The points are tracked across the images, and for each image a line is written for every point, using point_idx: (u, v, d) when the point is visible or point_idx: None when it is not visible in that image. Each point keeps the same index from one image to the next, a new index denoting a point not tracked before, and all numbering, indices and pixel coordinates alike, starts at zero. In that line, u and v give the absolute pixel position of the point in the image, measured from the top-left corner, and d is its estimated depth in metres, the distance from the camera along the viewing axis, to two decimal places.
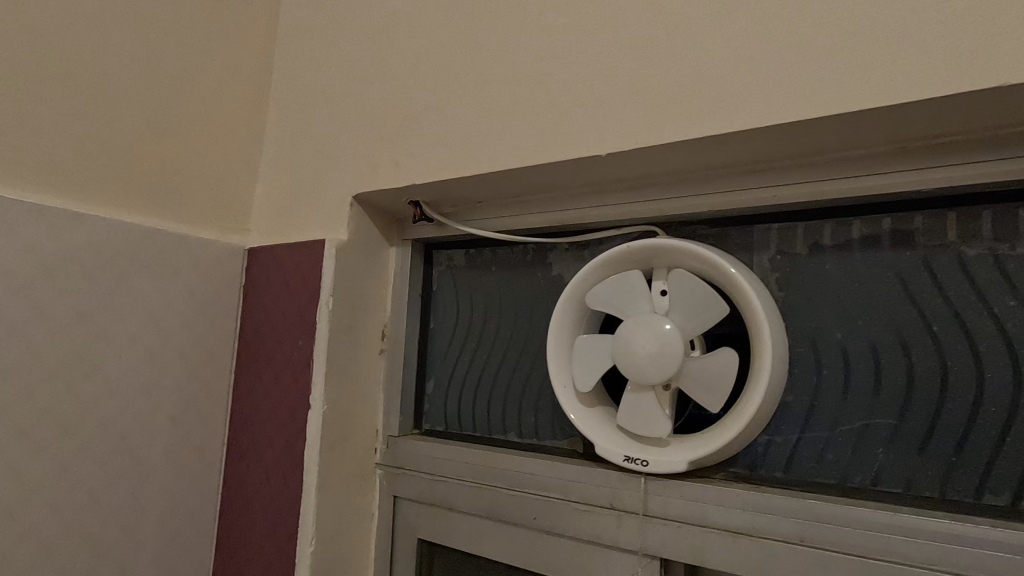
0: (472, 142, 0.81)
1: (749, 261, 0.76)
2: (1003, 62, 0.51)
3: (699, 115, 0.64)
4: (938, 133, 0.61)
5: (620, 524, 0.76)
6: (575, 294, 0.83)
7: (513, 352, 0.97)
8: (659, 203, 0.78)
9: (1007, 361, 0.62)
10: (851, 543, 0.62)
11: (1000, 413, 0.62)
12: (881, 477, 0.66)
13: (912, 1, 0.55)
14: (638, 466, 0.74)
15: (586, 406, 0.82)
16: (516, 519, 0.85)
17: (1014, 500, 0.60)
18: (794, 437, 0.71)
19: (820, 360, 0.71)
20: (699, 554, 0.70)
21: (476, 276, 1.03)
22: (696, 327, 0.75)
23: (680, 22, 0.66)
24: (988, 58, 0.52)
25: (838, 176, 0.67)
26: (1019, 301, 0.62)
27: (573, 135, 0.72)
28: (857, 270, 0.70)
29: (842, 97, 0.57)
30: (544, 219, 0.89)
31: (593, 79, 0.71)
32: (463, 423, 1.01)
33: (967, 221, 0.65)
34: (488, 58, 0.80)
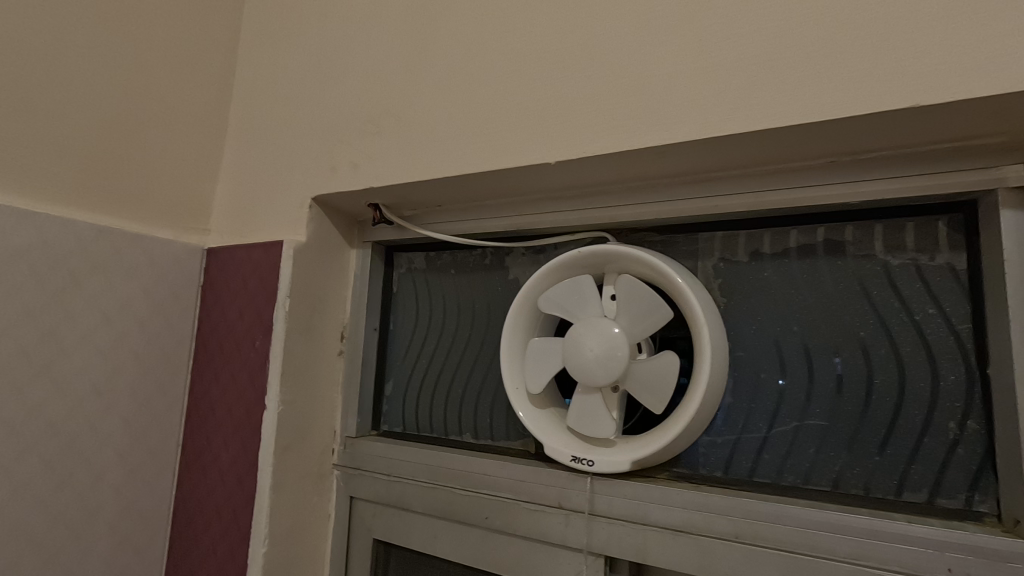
0: (428, 147, 0.82)
1: (694, 267, 0.79)
2: (919, 83, 0.53)
3: (642, 127, 0.66)
4: (865, 148, 0.63)
5: (567, 523, 0.78)
6: (528, 297, 0.85)
7: (470, 354, 0.99)
8: (609, 210, 0.81)
9: (926, 365, 0.65)
10: (780, 539, 0.65)
11: (920, 415, 0.65)
12: (811, 475, 0.69)
13: (838, 21, 0.57)
14: (584, 465, 0.76)
15: (537, 407, 0.84)
16: (468, 519, 0.86)
17: (931, 497, 0.63)
18: (733, 437, 0.74)
19: (758, 363, 0.74)
20: (640, 552, 0.72)
21: (436, 279, 1.04)
22: (642, 330, 0.77)
23: (625, 35, 0.68)
24: (906, 79, 0.54)
25: (775, 187, 0.69)
26: (938, 309, 0.65)
27: (524, 143, 0.73)
28: (793, 277, 0.73)
29: (773, 113, 0.59)
30: (500, 224, 0.90)
31: (544, 88, 0.73)
32: (420, 424, 1.02)
33: (892, 232, 0.68)
34: (444, 66, 0.82)
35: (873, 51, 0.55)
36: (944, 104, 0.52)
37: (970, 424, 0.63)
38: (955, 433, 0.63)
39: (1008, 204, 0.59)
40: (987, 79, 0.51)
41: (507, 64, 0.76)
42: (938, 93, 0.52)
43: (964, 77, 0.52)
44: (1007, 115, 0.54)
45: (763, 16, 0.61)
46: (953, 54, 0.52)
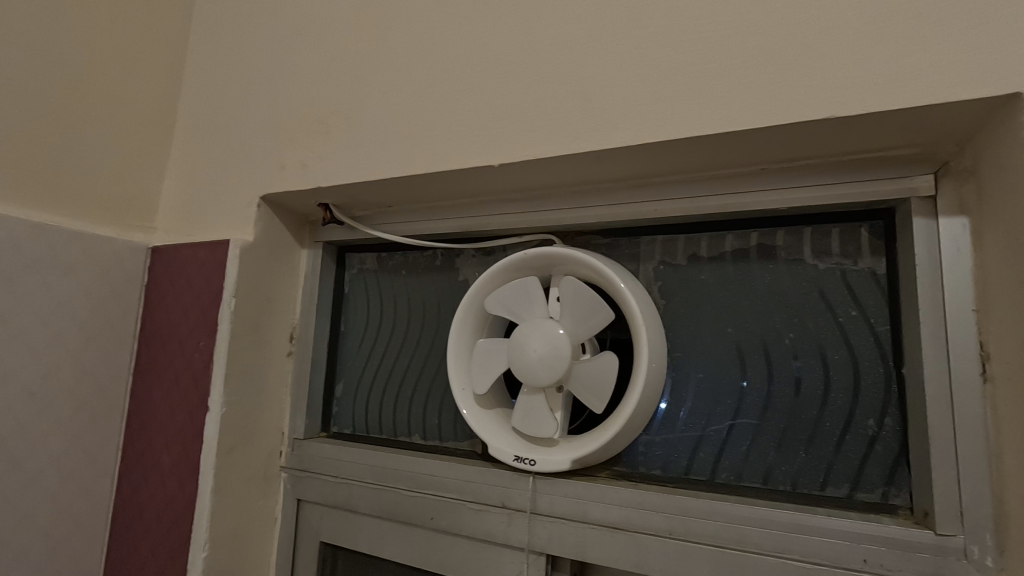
0: (376, 147, 0.82)
1: (636, 269, 0.81)
2: (837, 95, 0.55)
3: (581, 131, 0.66)
4: (792, 158, 0.65)
5: (510, 522, 0.79)
6: (475, 299, 0.85)
7: (420, 356, 0.99)
8: (555, 213, 0.82)
9: (849, 365, 0.68)
10: (711, 534, 0.67)
11: (842, 413, 0.68)
12: (743, 472, 0.71)
13: (764, 33, 0.59)
14: (527, 465, 0.77)
15: (483, 407, 0.85)
16: (414, 519, 0.86)
17: (851, 491, 0.66)
18: (670, 436, 0.76)
19: (695, 363, 0.76)
20: (580, 549, 0.74)
21: (387, 280, 1.04)
22: (585, 331, 0.79)
23: (566, 41, 0.69)
24: (826, 90, 0.55)
25: (710, 193, 0.71)
26: (860, 311, 0.68)
27: (469, 146, 0.74)
28: (728, 280, 0.76)
29: (701, 121, 0.60)
30: (449, 225, 0.91)
31: (489, 90, 0.73)
32: (370, 425, 1.02)
33: (819, 238, 0.71)
34: (392, 68, 0.82)
35: (799, 62, 0.57)
36: (861, 116, 0.54)
37: (887, 422, 0.66)
38: (873, 430, 0.66)
39: (919, 212, 0.62)
40: (897, 92, 0.53)
41: (454, 68, 0.76)
42: (856, 104, 0.54)
43: (881, 90, 0.53)
44: (919, 129, 0.57)
45: (698, 25, 0.62)
46: (869, 66, 0.54)
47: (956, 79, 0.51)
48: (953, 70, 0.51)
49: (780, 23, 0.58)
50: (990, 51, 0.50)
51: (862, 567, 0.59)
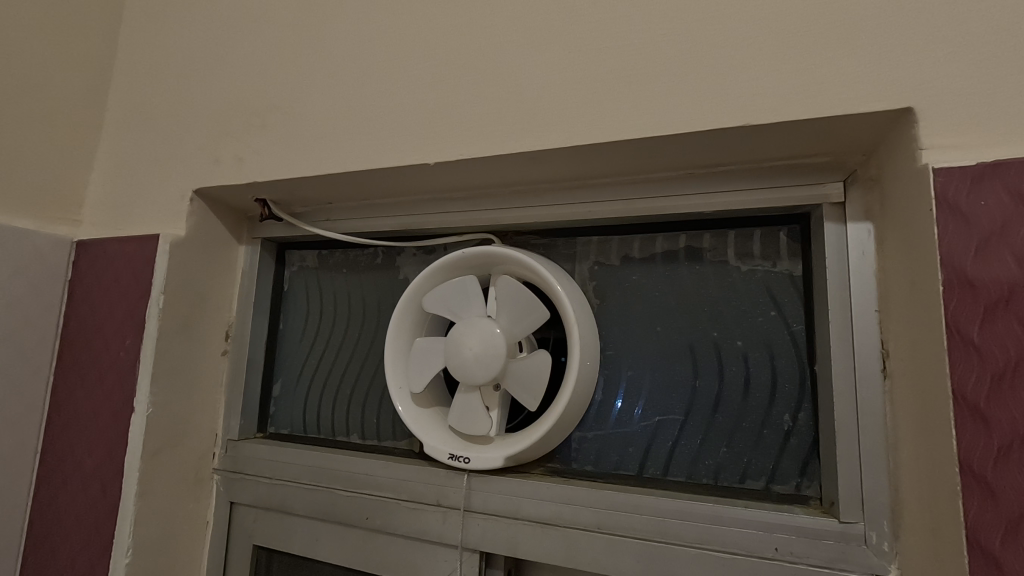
0: (312, 143, 0.80)
1: (572, 269, 0.83)
2: (754, 103, 0.57)
3: (515, 131, 0.67)
4: (716, 163, 0.68)
5: (445, 520, 0.79)
6: (413, 298, 0.85)
7: (359, 354, 0.98)
8: (493, 213, 0.82)
9: (767, 363, 0.71)
10: (636, 527, 0.68)
11: (761, 409, 0.71)
12: (670, 467, 0.74)
13: (690, 41, 0.60)
14: (461, 463, 0.78)
15: (420, 405, 0.84)
16: (348, 520, 0.85)
17: (768, 483, 0.69)
18: (602, 433, 0.78)
19: (626, 361, 0.78)
20: (512, 546, 0.74)
21: (328, 277, 1.03)
22: (520, 330, 0.80)
23: (500, 42, 0.69)
24: (745, 98, 0.57)
25: (641, 196, 0.73)
26: (778, 312, 0.72)
27: (406, 144, 0.73)
28: (659, 280, 0.78)
29: (630, 124, 0.61)
30: (389, 223, 0.90)
31: (426, 88, 0.73)
32: (308, 425, 1.00)
33: (742, 240, 0.74)
34: (331, 62, 0.80)
35: (721, 70, 0.58)
36: (775, 125, 0.56)
37: (801, 416, 0.69)
38: (789, 424, 0.69)
39: (830, 218, 0.65)
40: (807, 102, 0.55)
41: (392, 64, 0.76)
42: (772, 112, 0.56)
43: (795, 99, 0.55)
44: (829, 139, 0.60)
45: (630, 30, 0.63)
46: (785, 75, 0.56)
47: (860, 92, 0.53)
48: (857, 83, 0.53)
49: (707, 30, 0.60)
50: (891, 66, 0.52)
51: (774, 555, 0.62)
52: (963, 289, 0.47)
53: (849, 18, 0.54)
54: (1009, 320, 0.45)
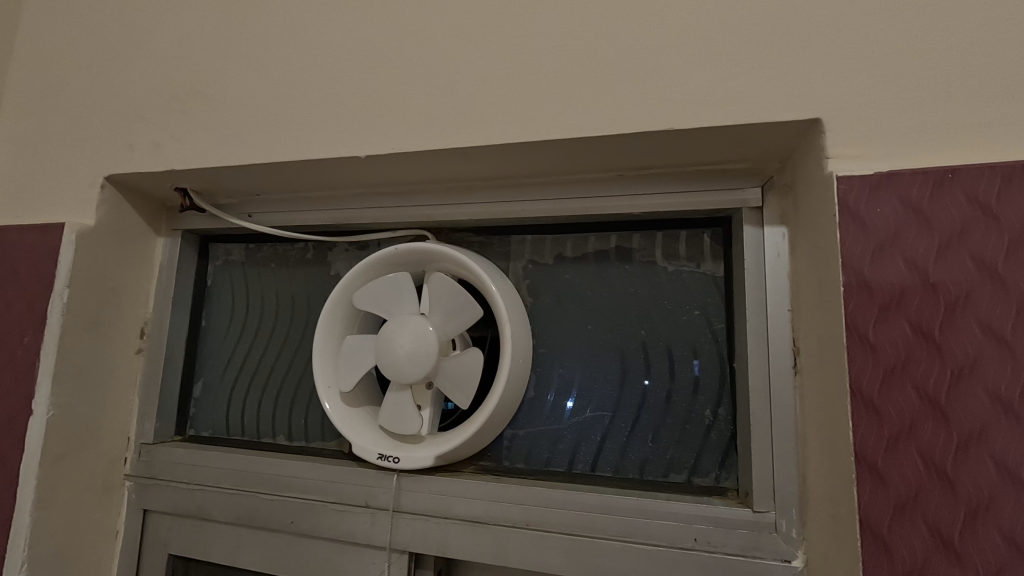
0: (237, 131, 0.76)
1: (506, 267, 0.83)
2: (681, 107, 0.58)
3: (449, 127, 0.66)
4: (645, 166, 0.70)
5: (373, 522, 0.77)
6: (343, 294, 0.83)
7: (288, 353, 0.94)
8: (428, 209, 0.81)
9: (690, 360, 0.74)
10: (564, 522, 0.69)
11: (684, 405, 0.73)
12: (598, 462, 0.75)
13: (623, 43, 0.61)
14: (390, 463, 0.76)
15: (349, 405, 0.82)
16: (272, 525, 0.82)
17: (690, 476, 0.72)
18: (533, 430, 0.79)
19: (558, 359, 0.79)
20: (441, 545, 0.74)
21: (255, 272, 0.98)
22: (453, 328, 0.79)
23: (436, 35, 0.68)
24: (673, 102, 0.58)
25: (574, 195, 0.74)
26: (700, 311, 0.74)
27: (336, 135, 0.71)
28: (591, 280, 0.79)
29: (563, 124, 0.62)
30: (319, 217, 0.87)
31: (359, 78, 0.71)
32: (231, 427, 0.96)
33: (669, 242, 0.76)
34: (258, 47, 0.77)
35: (650, 74, 0.59)
36: (700, 130, 0.58)
37: (721, 411, 0.72)
38: (709, 419, 0.72)
39: (749, 221, 0.68)
40: (730, 109, 0.57)
41: (323, 53, 0.73)
42: (697, 117, 0.57)
43: (719, 105, 0.57)
44: (747, 146, 0.62)
45: (563, 29, 0.63)
46: (712, 81, 0.57)
47: (778, 101, 0.55)
48: (776, 92, 0.55)
49: (636, 33, 0.60)
50: (805, 77, 0.55)
51: (693, 545, 0.64)
52: (860, 290, 0.50)
53: (768, 30, 0.56)
54: (900, 320, 0.49)
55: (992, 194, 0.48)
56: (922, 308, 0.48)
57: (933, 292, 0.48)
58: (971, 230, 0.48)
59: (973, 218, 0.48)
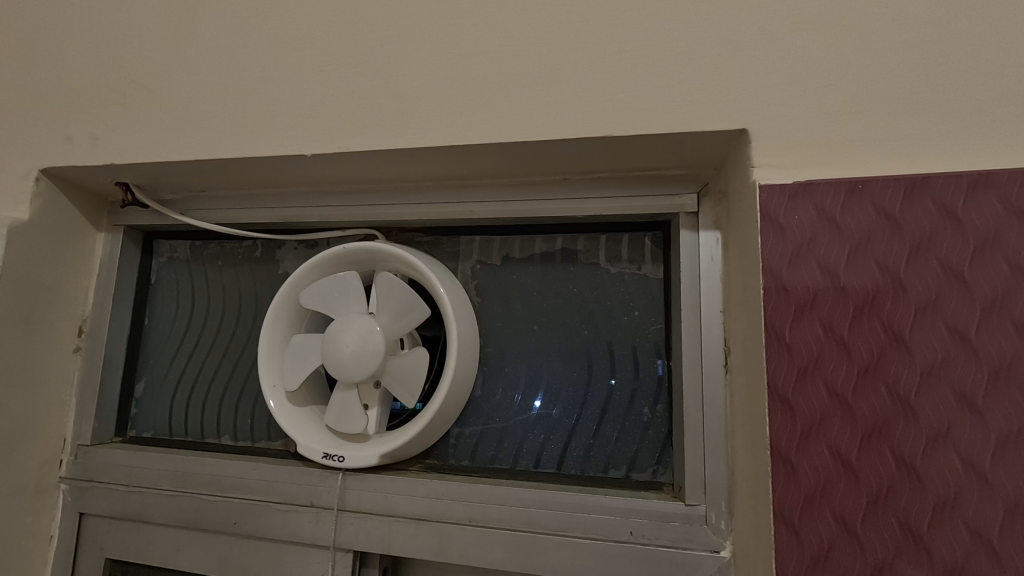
0: (181, 126, 0.75)
1: (455, 267, 0.84)
2: (620, 115, 0.60)
3: (395, 128, 0.66)
4: (588, 170, 0.72)
5: (317, 521, 0.77)
6: (290, 293, 0.82)
7: (234, 352, 0.93)
8: (377, 209, 0.82)
9: (630, 359, 0.76)
10: (506, 518, 0.71)
11: (624, 403, 0.75)
12: (541, 459, 0.77)
13: (564, 50, 0.62)
14: (335, 462, 0.76)
15: (295, 404, 0.82)
16: (213, 526, 0.81)
17: (628, 472, 0.74)
18: (478, 428, 0.80)
19: (504, 359, 0.80)
20: (385, 543, 0.74)
21: (201, 270, 0.97)
22: (401, 327, 0.79)
23: (382, 35, 0.68)
24: (611, 109, 0.60)
25: (519, 198, 0.76)
26: (641, 311, 0.77)
27: (282, 132, 0.70)
28: (537, 281, 0.81)
29: (506, 128, 0.63)
30: (267, 215, 0.87)
31: (305, 76, 0.70)
32: (173, 428, 0.94)
33: (612, 244, 0.79)
34: (204, 41, 0.75)
35: (591, 81, 0.61)
36: (636, 137, 0.60)
37: (659, 409, 0.74)
38: (647, 417, 0.75)
39: (686, 226, 0.71)
40: (664, 117, 0.59)
41: (269, 49, 0.72)
42: (634, 124, 0.59)
43: (654, 113, 0.59)
44: (682, 153, 0.65)
45: (507, 33, 0.64)
46: (648, 90, 0.59)
47: (709, 111, 0.57)
48: (707, 102, 0.58)
49: (577, 40, 0.62)
50: (734, 87, 0.57)
51: (628, 538, 0.67)
52: (778, 293, 0.53)
53: (700, 41, 0.58)
54: (813, 321, 0.52)
55: (896, 203, 0.51)
56: (833, 310, 0.51)
57: (843, 294, 0.51)
58: (878, 238, 0.51)
59: (879, 227, 0.51)
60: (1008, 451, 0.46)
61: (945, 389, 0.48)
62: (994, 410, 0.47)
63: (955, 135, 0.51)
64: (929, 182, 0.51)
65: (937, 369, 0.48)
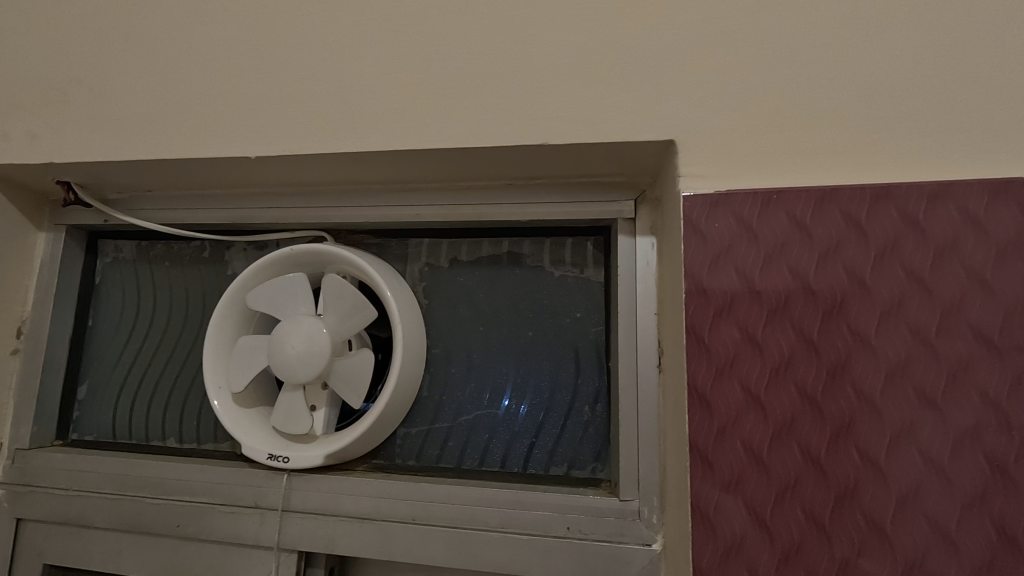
0: (123, 125, 0.74)
1: (403, 269, 0.85)
2: (555, 124, 0.62)
3: (338, 131, 0.67)
4: (530, 176, 0.74)
5: (262, 522, 0.77)
6: (236, 294, 0.82)
7: (181, 353, 0.92)
8: (325, 211, 0.82)
9: (571, 360, 0.79)
10: (448, 515, 0.72)
11: (565, 401, 0.78)
12: (485, 458, 0.79)
13: (503, 59, 0.64)
14: (280, 463, 0.77)
15: (240, 406, 0.82)
16: (156, 529, 0.80)
17: (569, 469, 0.76)
18: (425, 428, 0.81)
19: (450, 361, 0.82)
20: (329, 542, 0.75)
21: (147, 270, 0.95)
22: (347, 329, 0.80)
23: (326, 39, 0.69)
24: (548, 118, 0.62)
25: (465, 201, 0.78)
26: (583, 313, 0.79)
27: (226, 134, 0.70)
28: (483, 283, 0.83)
29: (447, 134, 0.64)
30: (214, 216, 0.86)
31: (249, 78, 0.70)
32: (117, 431, 0.92)
33: (556, 248, 0.81)
34: (147, 40, 0.75)
35: (529, 90, 0.63)
36: (571, 146, 0.62)
37: (598, 408, 0.77)
38: (587, 415, 0.77)
39: (624, 231, 0.74)
40: (597, 127, 0.61)
41: (214, 51, 0.72)
42: (568, 133, 0.62)
43: (588, 124, 0.61)
44: (618, 162, 0.68)
45: (449, 41, 0.65)
46: (583, 100, 0.61)
47: (639, 122, 0.60)
48: (636, 113, 0.60)
49: (515, 50, 0.64)
50: (662, 98, 0.59)
51: (566, 533, 0.69)
52: (698, 296, 0.56)
53: (631, 53, 0.61)
54: (730, 324, 0.54)
55: (807, 213, 0.54)
56: (749, 312, 0.54)
57: (757, 297, 0.54)
58: (790, 245, 0.54)
59: (792, 235, 0.54)
60: (902, 445, 0.50)
61: (848, 387, 0.51)
62: (890, 406, 0.51)
63: (863, 148, 0.55)
64: (836, 194, 0.54)
65: (841, 369, 0.52)
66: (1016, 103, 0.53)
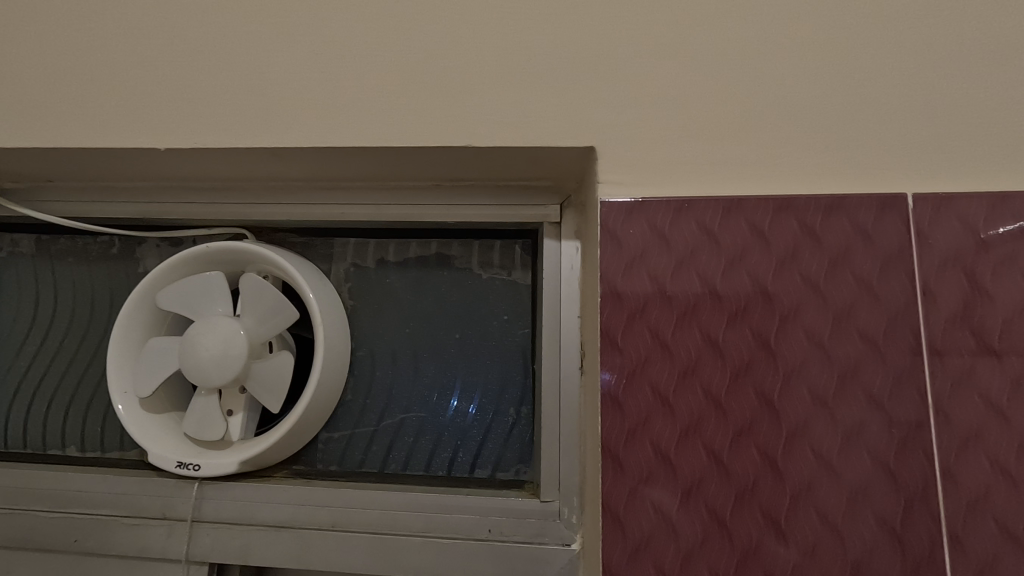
0: (17, 109, 0.69)
1: (329, 269, 0.83)
2: (480, 126, 0.62)
3: (256, 126, 0.64)
4: (458, 177, 0.73)
5: (170, 534, 0.73)
6: (145, 294, 0.77)
7: (85, 356, 0.86)
8: (245, 207, 0.79)
9: (497, 362, 0.79)
10: (369, 521, 0.71)
11: (491, 403, 0.78)
12: (409, 461, 0.78)
13: (428, 59, 0.63)
14: (190, 471, 0.73)
15: (148, 411, 0.77)
16: (50, 546, 0.74)
17: (493, 472, 0.76)
18: (348, 432, 0.79)
19: (375, 363, 0.80)
20: (243, 553, 0.72)
21: (48, 267, 0.89)
22: (266, 331, 0.76)
23: (244, 29, 0.66)
24: (473, 120, 0.62)
25: (393, 201, 0.76)
26: (510, 315, 0.80)
27: (133, 124, 0.66)
28: (410, 285, 0.82)
29: (370, 132, 0.63)
30: (123, 210, 0.81)
31: (160, 65, 0.67)
32: (9, 441, 0.85)
33: (484, 250, 0.81)
34: (46, 19, 0.70)
35: (454, 91, 0.62)
36: (495, 149, 0.62)
37: (524, 410, 0.77)
38: (512, 418, 0.77)
39: (550, 235, 0.74)
40: (521, 132, 0.61)
41: (121, 35, 0.68)
42: (491, 136, 0.61)
43: (511, 127, 0.61)
44: (543, 167, 0.68)
45: (373, 38, 0.64)
46: (506, 103, 0.61)
47: (562, 129, 0.60)
48: (559, 120, 0.60)
49: (440, 51, 0.63)
50: (584, 106, 0.60)
51: (488, 536, 0.69)
52: (613, 299, 0.57)
53: (554, 60, 0.61)
54: (642, 327, 0.56)
55: (716, 221, 0.57)
56: (660, 316, 0.56)
57: (669, 302, 0.56)
58: (700, 253, 0.57)
59: (702, 242, 0.57)
60: (797, 443, 0.53)
61: (750, 388, 0.54)
62: (787, 407, 0.53)
63: (770, 161, 0.57)
64: (742, 205, 0.57)
65: (744, 371, 0.54)
66: (904, 124, 0.56)
